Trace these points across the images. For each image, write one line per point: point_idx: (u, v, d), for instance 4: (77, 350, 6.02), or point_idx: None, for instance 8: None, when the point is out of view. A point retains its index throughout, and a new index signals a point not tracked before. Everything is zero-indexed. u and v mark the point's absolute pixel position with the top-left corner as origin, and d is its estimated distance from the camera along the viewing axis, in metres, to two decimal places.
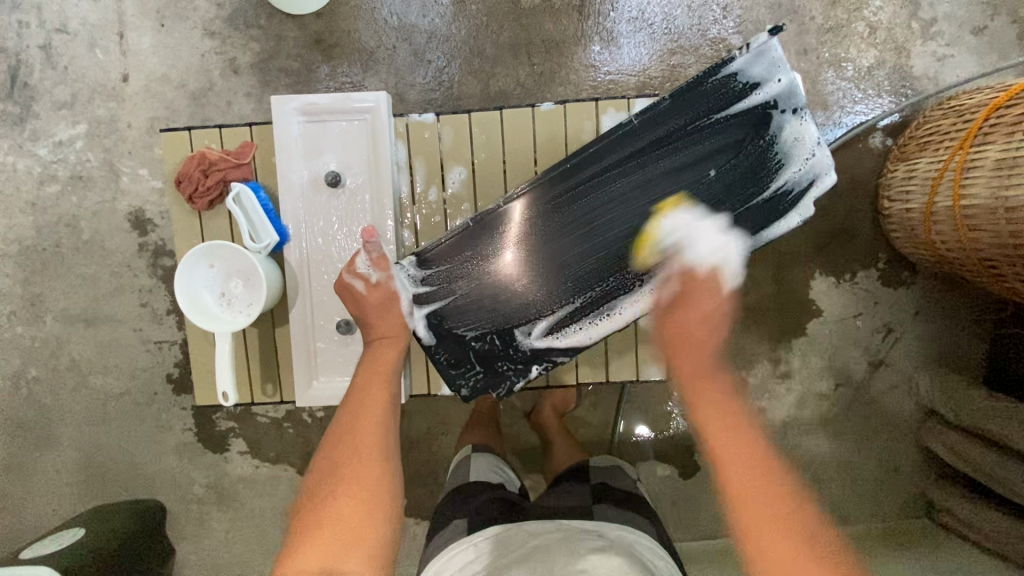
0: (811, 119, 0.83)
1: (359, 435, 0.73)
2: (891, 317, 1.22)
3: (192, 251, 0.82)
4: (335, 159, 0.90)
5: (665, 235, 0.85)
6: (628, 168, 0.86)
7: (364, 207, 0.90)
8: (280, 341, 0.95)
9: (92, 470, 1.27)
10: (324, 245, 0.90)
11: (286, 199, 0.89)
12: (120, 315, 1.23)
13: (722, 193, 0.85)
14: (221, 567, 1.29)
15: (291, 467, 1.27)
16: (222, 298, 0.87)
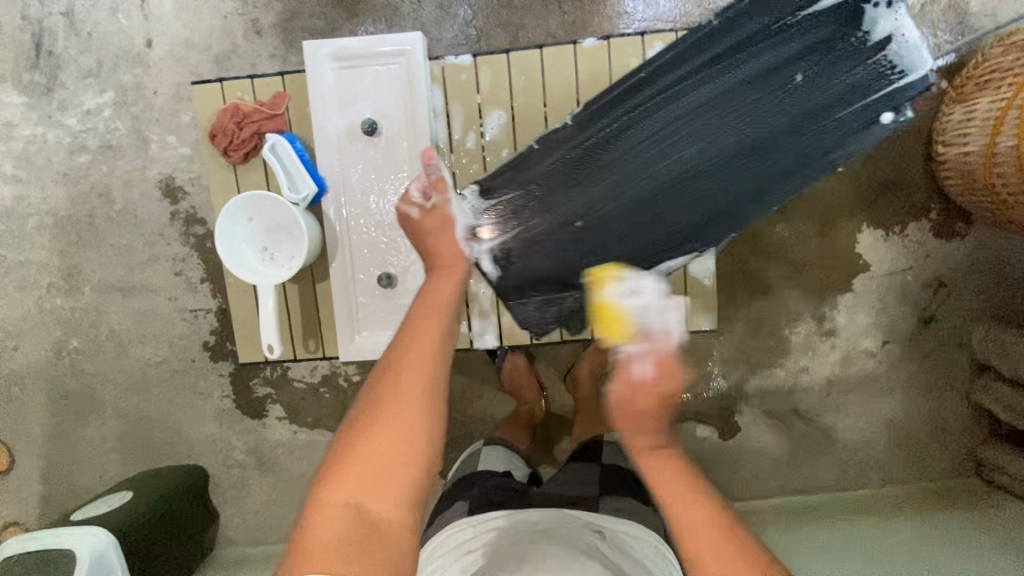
0: (905, 14, 0.81)
1: (408, 366, 0.65)
2: (943, 270, 1.17)
3: (231, 204, 0.85)
4: (371, 107, 0.90)
5: (615, 298, 0.79)
6: (705, 77, 0.85)
7: (402, 154, 0.91)
8: (319, 297, 0.96)
9: (136, 436, 1.30)
10: (367, 197, 0.91)
11: (325, 150, 0.91)
12: (155, 284, 1.24)
13: (807, 101, 0.83)
14: (264, 529, 1.32)
15: (328, 432, 1.28)
16: (264, 252, 0.90)
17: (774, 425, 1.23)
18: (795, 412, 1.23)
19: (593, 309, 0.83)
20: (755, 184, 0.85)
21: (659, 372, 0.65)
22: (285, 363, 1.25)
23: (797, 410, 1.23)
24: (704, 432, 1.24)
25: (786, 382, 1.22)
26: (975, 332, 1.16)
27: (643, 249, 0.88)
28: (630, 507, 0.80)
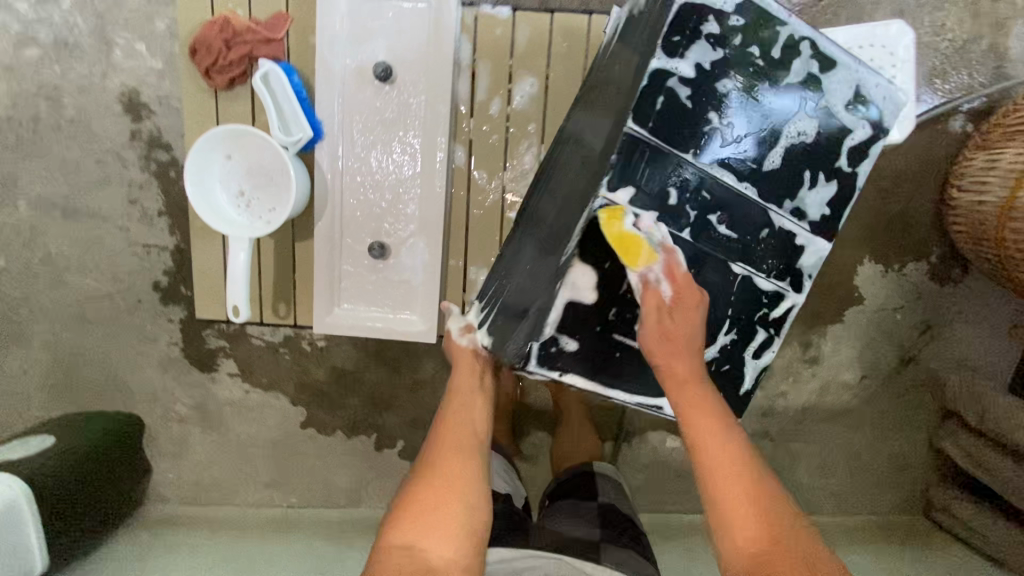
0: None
1: (447, 435, 0.70)
2: (931, 313, 1.17)
3: (210, 138, 0.78)
4: (387, 49, 0.81)
5: (646, 234, 0.69)
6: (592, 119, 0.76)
7: (415, 107, 0.83)
8: (301, 256, 0.90)
9: (65, 374, 1.18)
10: (370, 151, 0.84)
11: (325, 86, 0.82)
12: (105, 209, 1.10)
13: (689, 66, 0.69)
14: (201, 489, 1.23)
15: (283, 396, 1.19)
16: (240, 198, 0.83)
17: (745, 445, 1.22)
18: (765, 434, 1.22)
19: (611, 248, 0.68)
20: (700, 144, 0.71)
21: (677, 292, 0.70)
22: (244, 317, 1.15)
23: (768, 432, 1.22)
24: (674, 442, 1.21)
25: (762, 404, 1.21)
26: (950, 381, 1.17)
27: (718, 278, 0.75)
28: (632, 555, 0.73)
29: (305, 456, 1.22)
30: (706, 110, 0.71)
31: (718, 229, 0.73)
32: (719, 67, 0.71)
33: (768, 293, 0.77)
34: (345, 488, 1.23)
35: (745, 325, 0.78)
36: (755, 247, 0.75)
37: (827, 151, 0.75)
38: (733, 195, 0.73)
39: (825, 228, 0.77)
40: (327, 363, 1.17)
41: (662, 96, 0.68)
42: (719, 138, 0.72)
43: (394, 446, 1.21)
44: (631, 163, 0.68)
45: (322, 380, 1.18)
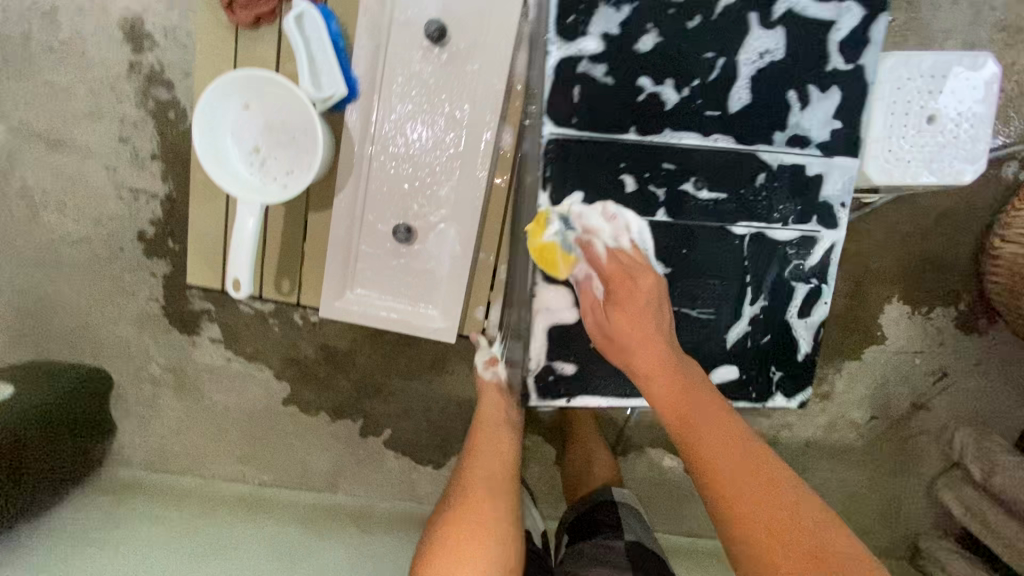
0: None
1: (468, 476, 0.72)
2: (949, 361, 1.13)
3: (228, 81, 0.70)
4: (444, 8, 0.73)
5: (566, 232, 0.67)
6: (532, 102, 0.71)
7: (469, 78, 0.75)
8: (313, 229, 0.81)
9: (30, 318, 1.08)
10: (409, 119, 0.76)
11: (365, 43, 0.74)
12: (92, 144, 1.01)
13: (598, 45, 0.65)
14: (167, 457, 1.15)
15: (267, 370, 1.11)
16: (255, 156, 0.75)
17: None
18: None
19: (536, 256, 0.68)
20: (648, 116, 0.67)
21: (612, 282, 0.67)
22: None
23: None
24: (671, 462, 1.14)
25: (765, 434, 1.17)
26: (959, 432, 1.13)
27: (718, 248, 0.71)
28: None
29: (283, 434, 1.15)
30: (642, 79, 0.66)
31: (702, 192, 0.69)
32: (632, 25, 0.65)
33: (794, 242, 0.72)
34: (323, 472, 1.16)
35: (774, 285, 0.73)
36: (756, 197, 0.70)
37: (806, 61, 0.68)
38: (706, 154, 0.68)
39: (839, 143, 0.70)
40: (318, 340, 1.09)
41: (577, 84, 0.65)
42: (664, 99, 0.67)
43: (380, 434, 1.15)
44: (567, 170, 0.67)
45: (311, 357, 1.10)
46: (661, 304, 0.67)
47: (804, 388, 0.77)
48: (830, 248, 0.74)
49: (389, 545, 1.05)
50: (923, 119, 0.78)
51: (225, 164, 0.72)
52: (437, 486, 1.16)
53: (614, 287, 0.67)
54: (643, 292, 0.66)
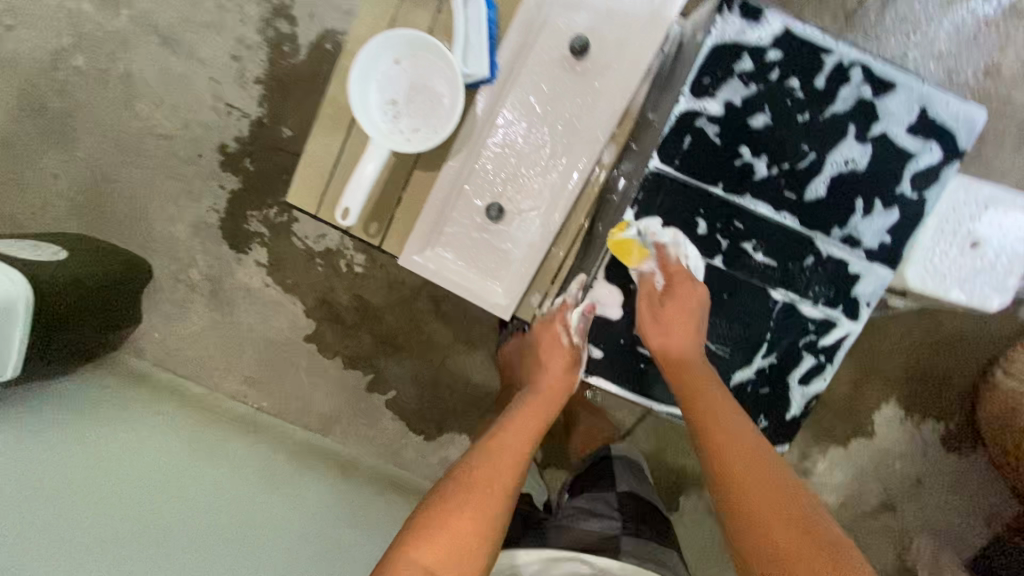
0: (736, 17, 0.70)
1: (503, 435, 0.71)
2: (926, 473, 1.19)
3: (391, 34, 0.76)
4: (591, 27, 0.80)
5: (644, 233, 0.75)
6: (649, 134, 0.79)
7: (592, 93, 0.81)
8: (412, 185, 0.87)
9: (95, 195, 1.13)
10: (527, 114, 0.82)
11: (516, 40, 0.81)
12: (204, 54, 1.07)
13: (720, 109, 0.72)
14: (178, 360, 1.19)
15: (299, 304, 1.16)
16: (389, 107, 0.80)
17: (714, 529, 1.19)
18: None
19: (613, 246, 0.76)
20: (738, 180, 0.74)
21: (669, 282, 0.75)
22: (295, 213, 1.11)
23: None
24: None
25: None
26: (918, 541, 1.18)
27: (753, 303, 0.76)
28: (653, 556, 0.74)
29: (294, 368, 1.19)
30: (744, 148, 0.73)
31: (756, 254, 0.75)
32: (752, 101, 0.72)
33: (816, 320, 0.77)
34: (320, 414, 1.21)
35: (788, 348, 0.77)
36: (799, 274, 0.76)
37: (882, 180, 0.74)
38: (772, 226, 0.75)
39: (883, 255, 0.76)
40: (355, 290, 1.15)
41: (688, 135, 0.73)
42: (754, 170, 0.74)
43: (384, 394, 1.19)
44: (653, 201, 0.74)
45: (344, 304, 1.15)
46: (701, 316, 0.74)
47: (784, 445, 0.80)
48: (845, 336, 0.78)
49: (366, 500, 1.09)
50: (967, 243, 0.86)
51: (365, 107, 0.78)
52: (422, 456, 1.21)
53: (675, 283, 0.74)
54: (690, 297, 0.73)
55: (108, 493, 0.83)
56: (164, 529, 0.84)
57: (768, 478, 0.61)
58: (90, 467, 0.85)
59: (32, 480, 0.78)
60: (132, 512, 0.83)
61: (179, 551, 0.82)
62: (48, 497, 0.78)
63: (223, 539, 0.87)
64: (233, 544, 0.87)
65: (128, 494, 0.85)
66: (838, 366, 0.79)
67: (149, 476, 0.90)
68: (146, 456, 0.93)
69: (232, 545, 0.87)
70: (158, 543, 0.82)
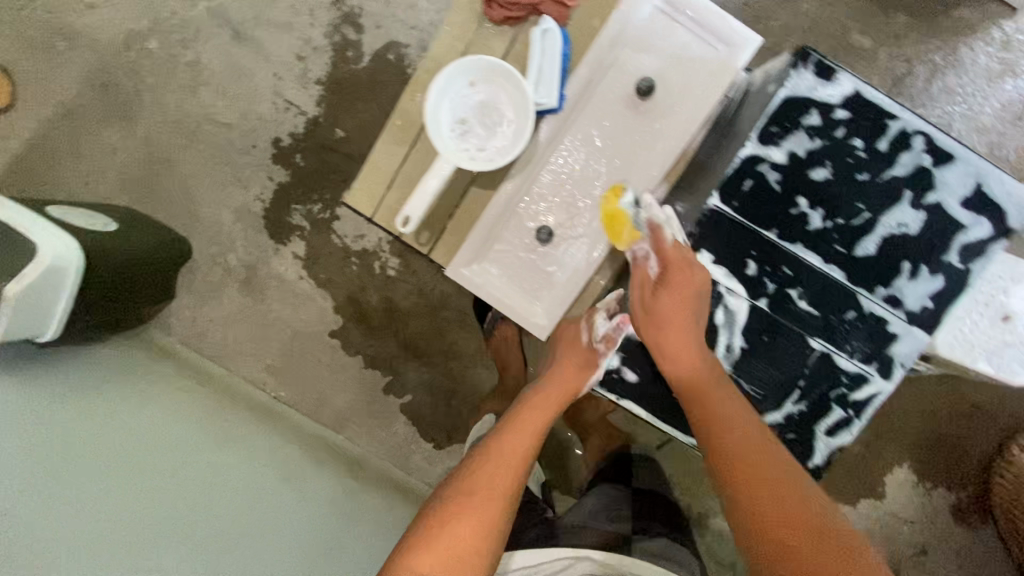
0: (809, 73, 0.72)
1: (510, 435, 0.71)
2: (934, 542, 1.17)
3: (471, 59, 0.80)
4: (657, 70, 0.84)
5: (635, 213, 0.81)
6: (706, 174, 0.81)
7: (651, 133, 0.85)
8: (466, 202, 0.89)
9: (148, 173, 1.17)
10: (587, 143, 0.87)
11: (585, 73, 0.84)
12: (271, 51, 1.11)
13: (783, 158, 0.74)
14: (205, 341, 1.21)
15: (330, 300, 1.18)
16: (456, 127, 0.83)
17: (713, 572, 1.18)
18: None
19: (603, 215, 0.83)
20: (793, 228, 0.75)
21: (664, 267, 0.76)
22: (338, 211, 1.15)
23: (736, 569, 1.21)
24: None
25: None
26: None
27: (792, 349, 0.77)
28: (664, 547, 0.81)
29: (316, 362, 1.21)
30: (801, 198, 0.74)
31: (801, 302, 0.76)
32: (814, 155, 0.74)
33: (850, 373, 0.77)
34: (335, 410, 1.22)
35: (820, 397, 0.78)
36: (839, 326, 0.77)
37: (930, 246, 0.75)
38: (819, 277, 0.75)
39: (922, 319, 0.77)
40: (386, 292, 1.17)
41: (749, 179, 0.74)
42: (808, 221, 0.74)
43: (400, 397, 1.21)
44: (706, 238, 0.75)
45: (373, 304, 1.18)
46: (703, 302, 0.74)
47: None
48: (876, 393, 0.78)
49: (372, 500, 1.10)
50: (997, 315, 0.87)
51: (436, 123, 0.81)
52: (430, 463, 1.22)
53: (670, 271, 0.74)
54: (687, 282, 0.73)
55: (97, 457, 0.81)
56: (179, 508, 0.86)
57: (783, 486, 0.61)
58: (79, 431, 0.83)
59: (31, 438, 0.76)
60: (153, 485, 0.85)
61: (167, 523, 0.83)
62: (47, 456, 0.76)
63: (213, 518, 0.88)
64: (224, 522, 0.89)
65: (117, 462, 0.84)
66: (865, 422, 0.79)
67: (137, 446, 0.88)
68: (166, 434, 0.94)
69: (242, 530, 0.90)
70: (170, 517, 0.83)
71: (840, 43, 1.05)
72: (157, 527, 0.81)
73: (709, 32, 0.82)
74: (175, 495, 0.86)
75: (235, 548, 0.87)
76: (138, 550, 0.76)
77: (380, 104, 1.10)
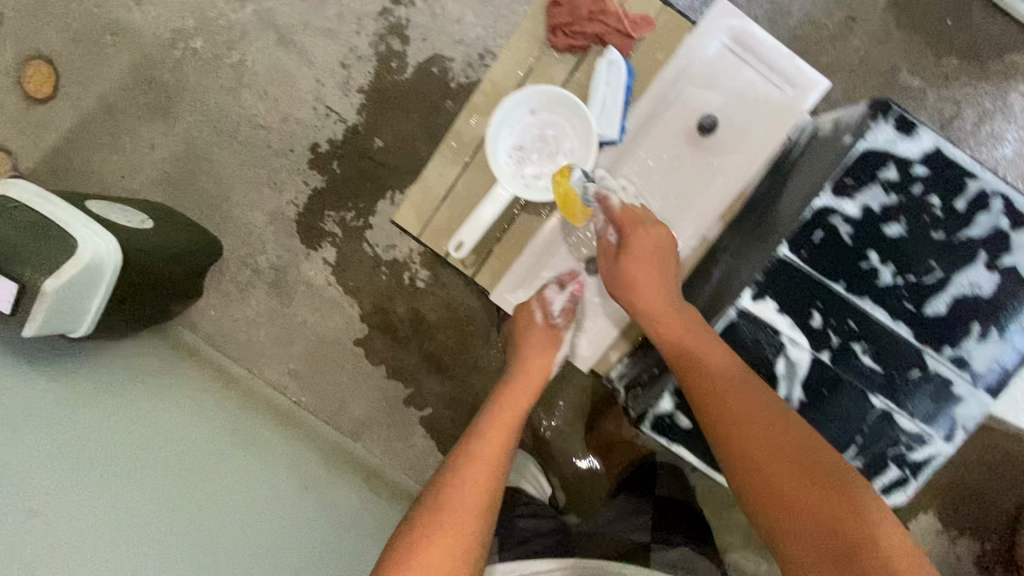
0: (892, 126, 0.66)
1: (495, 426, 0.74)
2: None
3: (528, 91, 0.86)
4: (722, 104, 0.85)
5: (587, 190, 0.82)
6: (769, 218, 0.75)
7: (713, 166, 0.85)
8: (518, 228, 0.99)
9: (183, 170, 1.17)
10: (646, 171, 0.88)
11: (647, 107, 0.88)
12: (316, 57, 1.12)
13: (857, 211, 0.67)
14: (228, 341, 1.21)
15: (356, 308, 1.18)
16: (515, 155, 0.90)
17: None
18: None
19: (559, 199, 0.83)
20: (863, 282, 0.67)
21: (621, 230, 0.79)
22: (371, 220, 1.14)
23: None
24: None
25: None
26: None
27: (848, 406, 0.67)
28: (685, 557, 0.81)
29: (339, 369, 1.20)
30: (875, 255, 0.67)
31: (863, 357, 0.67)
32: (890, 210, 0.67)
33: (909, 433, 0.68)
34: (353, 418, 1.21)
35: (872, 458, 0.68)
36: (902, 386, 0.67)
37: (1008, 310, 0.67)
38: (884, 331, 0.67)
39: (992, 385, 0.67)
40: (413, 304, 1.17)
41: (819, 230, 0.67)
42: (878, 276, 0.67)
43: (420, 410, 1.20)
44: (771, 284, 0.67)
45: (400, 315, 1.17)
46: (664, 248, 0.77)
47: None
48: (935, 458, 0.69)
49: (387, 514, 1.09)
50: None
51: (497, 154, 0.88)
52: None
53: (627, 232, 0.78)
54: (640, 236, 0.77)
55: (105, 458, 0.81)
56: (184, 509, 0.85)
57: (756, 415, 0.63)
58: (65, 415, 0.82)
59: (8, 424, 0.74)
60: (167, 479, 0.85)
61: (175, 513, 0.83)
62: (26, 446, 0.74)
63: (202, 502, 0.87)
64: (210, 508, 0.88)
65: (106, 446, 0.82)
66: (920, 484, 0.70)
67: (126, 428, 0.87)
68: (182, 436, 0.93)
69: (243, 543, 0.88)
70: (174, 522, 0.82)
71: (890, 82, 1.04)
72: (146, 513, 0.80)
73: (774, 73, 0.84)
74: (165, 476, 0.85)
75: (222, 540, 0.86)
76: (119, 539, 0.75)
77: (421, 116, 1.10)
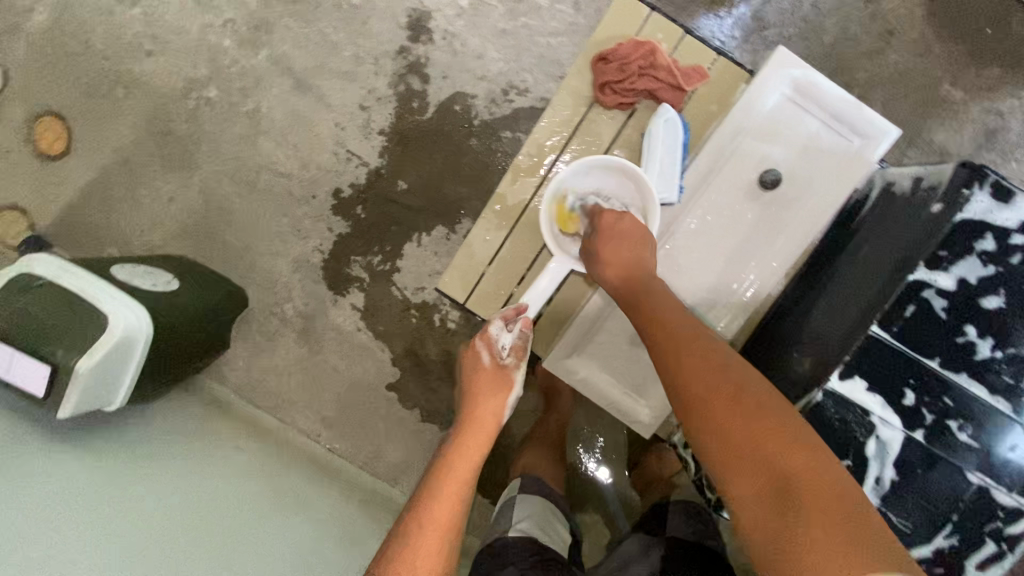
0: (989, 195, 0.62)
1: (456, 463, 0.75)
2: None
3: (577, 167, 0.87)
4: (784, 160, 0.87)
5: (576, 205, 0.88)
6: (846, 287, 0.75)
7: (776, 219, 0.88)
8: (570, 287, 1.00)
9: (204, 221, 1.14)
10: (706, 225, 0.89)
11: (706, 163, 0.88)
12: (333, 100, 1.09)
13: (952, 286, 0.63)
14: (257, 392, 1.19)
15: (387, 352, 1.15)
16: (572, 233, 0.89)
17: None
18: None
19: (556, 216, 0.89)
20: (961, 358, 0.64)
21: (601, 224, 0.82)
22: (398, 264, 1.11)
23: None
24: None
25: None
26: None
27: (943, 482, 0.66)
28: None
29: (372, 414, 1.18)
30: (972, 328, 0.63)
31: (959, 433, 0.65)
32: (988, 282, 0.63)
33: (1008, 506, 0.65)
34: (389, 463, 1.19)
35: (973, 533, 0.66)
36: (1000, 459, 0.65)
37: None
38: (982, 407, 0.64)
39: None
40: (445, 345, 1.14)
41: (912, 305, 0.64)
42: (976, 351, 0.64)
43: None
44: (861, 363, 0.65)
45: (432, 357, 1.14)
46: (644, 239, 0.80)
47: None
48: None
49: None
50: None
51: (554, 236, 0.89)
52: None
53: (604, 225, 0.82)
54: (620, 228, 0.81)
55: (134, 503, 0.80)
56: (217, 548, 0.82)
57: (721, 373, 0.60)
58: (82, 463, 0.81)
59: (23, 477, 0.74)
60: (185, 517, 0.83)
61: (193, 541, 0.81)
62: (48, 489, 0.74)
63: (206, 525, 0.84)
64: (235, 542, 0.84)
65: (106, 507, 0.77)
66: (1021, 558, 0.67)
67: (125, 484, 0.82)
68: (218, 486, 0.91)
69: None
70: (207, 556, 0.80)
71: (930, 96, 1.00)
72: (152, 548, 0.76)
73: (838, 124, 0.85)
74: (173, 504, 0.83)
75: (239, 561, 0.82)
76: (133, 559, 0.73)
77: (445, 157, 1.07)
